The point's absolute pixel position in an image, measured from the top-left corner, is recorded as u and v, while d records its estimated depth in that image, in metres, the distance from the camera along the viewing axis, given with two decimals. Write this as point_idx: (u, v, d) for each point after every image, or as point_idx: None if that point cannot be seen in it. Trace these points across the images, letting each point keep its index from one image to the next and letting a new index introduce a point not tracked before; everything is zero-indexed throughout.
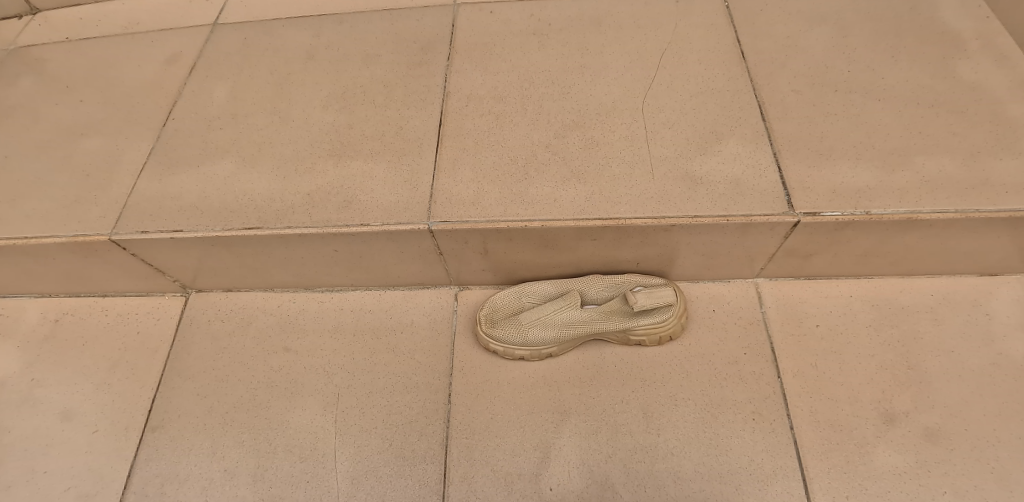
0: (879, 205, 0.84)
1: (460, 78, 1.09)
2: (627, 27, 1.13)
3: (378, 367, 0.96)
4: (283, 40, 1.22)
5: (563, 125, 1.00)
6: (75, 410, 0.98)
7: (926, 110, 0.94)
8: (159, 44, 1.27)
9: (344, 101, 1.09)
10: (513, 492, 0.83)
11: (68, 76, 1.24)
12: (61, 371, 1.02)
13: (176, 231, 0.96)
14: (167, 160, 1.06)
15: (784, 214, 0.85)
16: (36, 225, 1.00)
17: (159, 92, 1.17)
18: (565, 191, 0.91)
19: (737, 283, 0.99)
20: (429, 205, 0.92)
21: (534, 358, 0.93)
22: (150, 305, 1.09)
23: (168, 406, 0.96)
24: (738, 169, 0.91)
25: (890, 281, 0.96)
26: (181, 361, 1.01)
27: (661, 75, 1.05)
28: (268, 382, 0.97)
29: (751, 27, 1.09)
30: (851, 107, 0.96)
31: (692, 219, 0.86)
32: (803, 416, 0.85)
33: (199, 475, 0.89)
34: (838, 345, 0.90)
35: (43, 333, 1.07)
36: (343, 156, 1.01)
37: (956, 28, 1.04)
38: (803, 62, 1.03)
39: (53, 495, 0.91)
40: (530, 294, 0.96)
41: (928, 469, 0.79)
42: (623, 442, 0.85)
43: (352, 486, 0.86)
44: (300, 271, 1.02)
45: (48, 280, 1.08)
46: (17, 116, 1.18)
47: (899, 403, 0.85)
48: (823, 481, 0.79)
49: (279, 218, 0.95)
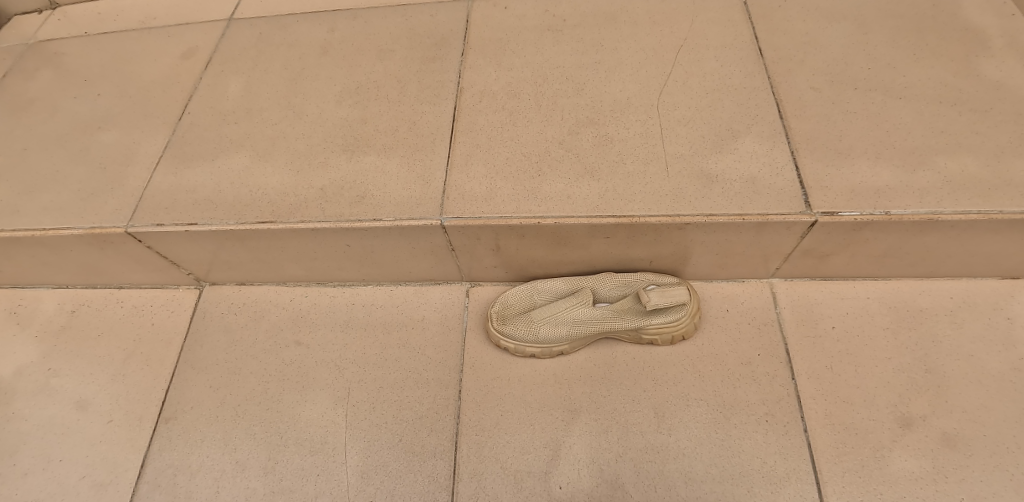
0: (899, 206, 0.83)
1: (474, 74, 1.08)
2: (642, 24, 1.12)
3: (389, 363, 0.96)
4: (298, 34, 1.22)
5: (577, 121, 1.00)
6: (89, 399, 0.99)
7: (949, 109, 0.92)
8: (176, 38, 1.28)
9: (357, 96, 1.09)
10: (522, 490, 0.83)
11: (86, 69, 1.26)
12: (77, 362, 1.04)
13: (191, 225, 0.96)
14: (183, 154, 1.07)
15: (801, 213, 0.84)
16: (54, 217, 1.02)
17: (175, 85, 1.18)
18: (578, 188, 0.91)
19: (751, 282, 0.98)
20: (441, 202, 0.92)
21: (545, 356, 0.92)
22: (164, 298, 1.10)
23: (181, 397, 0.97)
24: (754, 167, 0.89)
25: (908, 282, 0.95)
26: (194, 353, 1.02)
27: (676, 72, 1.04)
28: (279, 375, 0.97)
29: (769, 24, 1.08)
30: (871, 105, 0.94)
31: (707, 217, 0.85)
32: (817, 419, 0.84)
33: (211, 466, 0.90)
34: (854, 347, 0.89)
35: (59, 324, 1.09)
36: (357, 151, 1.01)
37: (980, 25, 1.02)
38: (821, 59, 1.01)
39: (68, 483, 0.92)
40: (542, 291, 0.95)
41: (945, 475, 0.77)
42: (634, 441, 0.84)
43: (362, 480, 0.86)
44: (313, 265, 1.02)
45: (66, 271, 1.09)
46: (36, 108, 1.20)
47: (915, 407, 0.83)
48: (837, 484, 0.78)
49: (292, 211, 0.95)
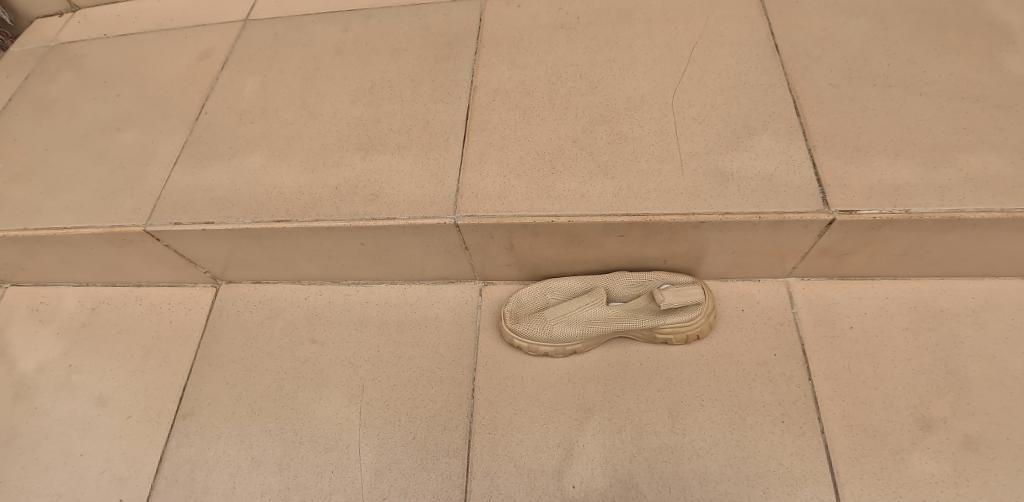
0: (920, 204, 0.81)
1: (487, 72, 1.08)
2: (657, 21, 1.11)
3: (402, 361, 0.96)
4: (312, 34, 1.23)
5: (591, 119, 0.99)
6: (110, 395, 1.01)
7: (971, 105, 0.90)
8: (193, 39, 1.29)
9: (371, 95, 1.10)
10: (536, 488, 0.82)
11: (106, 70, 1.28)
12: (97, 359, 1.05)
13: (208, 223, 0.97)
14: (200, 153, 1.08)
15: (819, 211, 0.83)
16: (75, 216, 1.04)
17: (192, 86, 1.20)
18: (592, 187, 0.90)
19: (768, 282, 0.96)
20: (455, 200, 0.92)
21: (559, 355, 0.92)
22: (182, 296, 1.11)
23: (198, 394, 0.98)
24: (771, 165, 0.88)
25: (929, 282, 0.93)
26: (211, 350, 1.03)
27: (692, 70, 1.03)
28: (294, 372, 0.98)
29: (786, 19, 1.06)
30: (891, 101, 0.93)
31: (723, 216, 0.84)
32: (835, 421, 0.82)
33: (227, 462, 0.91)
34: (872, 347, 0.88)
35: (80, 321, 1.11)
36: (371, 150, 1.02)
37: (1004, 19, 1.00)
38: (839, 55, 1.00)
39: (88, 477, 0.93)
40: (555, 290, 0.95)
41: (966, 478, 0.76)
42: (647, 441, 0.84)
43: (376, 477, 0.86)
44: (327, 263, 1.02)
45: (86, 269, 1.11)
46: (57, 109, 1.22)
47: (936, 409, 0.82)
48: (855, 487, 0.77)
49: (308, 210, 0.96)
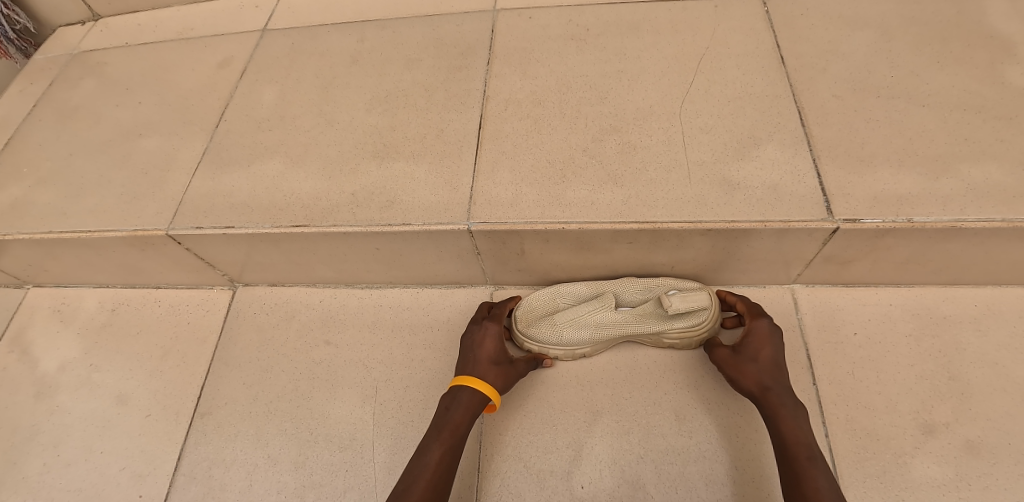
0: (922, 213, 0.83)
1: (499, 82, 1.11)
2: (665, 33, 1.14)
3: (415, 363, 0.99)
4: (328, 44, 1.26)
5: (601, 129, 1.02)
6: (129, 394, 1.04)
7: (973, 116, 0.92)
8: (212, 48, 1.33)
9: (386, 104, 1.13)
10: (546, 488, 0.85)
11: (128, 78, 1.31)
12: (117, 358, 1.08)
13: (228, 228, 1.00)
14: (220, 159, 1.11)
15: (824, 220, 0.85)
16: (98, 220, 1.07)
17: (211, 93, 1.23)
18: (601, 195, 0.93)
19: (772, 288, 0.98)
20: (468, 207, 0.95)
21: (569, 358, 0.95)
22: (199, 298, 1.15)
23: (215, 393, 1.01)
24: (776, 174, 0.91)
25: (933, 289, 0.95)
26: (228, 351, 1.06)
27: (699, 81, 1.05)
28: (310, 374, 1.01)
29: (792, 32, 1.09)
30: (894, 112, 0.95)
31: (729, 224, 0.86)
32: (839, 425, 0.84)
33: (244, 460, 0.94)
34: (876, 353, 0.90)
35: (100, 321, 1.14)
36: (386, 157, 1.05)
37: (1006, 32, 1.02)
38: (843, 67, 1.02)
39: (109, 474, 0.96)
40: (565, 295, 0.97)
41: (968, 482, 0.78)
42: (654, 443, 0.86)
43: (389, 476, 0.89)
44: (342, 267, 1.05)
45: (107, 271, 1.14)
46: (80, 116, 1.26)
47: (938, 414, 0.83)
48: (859, 489, 0.79)
49: (325, 216, 0.99)
